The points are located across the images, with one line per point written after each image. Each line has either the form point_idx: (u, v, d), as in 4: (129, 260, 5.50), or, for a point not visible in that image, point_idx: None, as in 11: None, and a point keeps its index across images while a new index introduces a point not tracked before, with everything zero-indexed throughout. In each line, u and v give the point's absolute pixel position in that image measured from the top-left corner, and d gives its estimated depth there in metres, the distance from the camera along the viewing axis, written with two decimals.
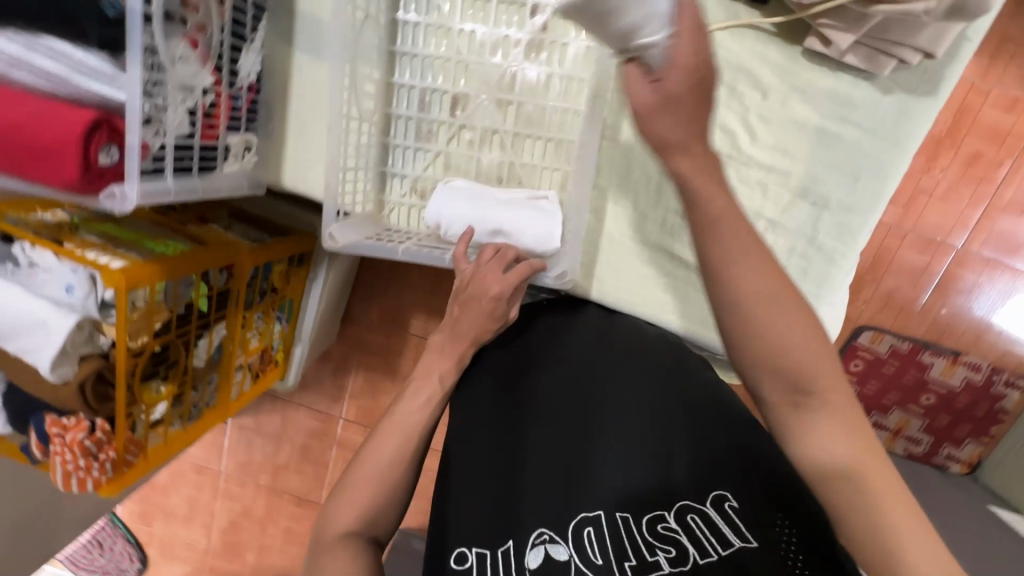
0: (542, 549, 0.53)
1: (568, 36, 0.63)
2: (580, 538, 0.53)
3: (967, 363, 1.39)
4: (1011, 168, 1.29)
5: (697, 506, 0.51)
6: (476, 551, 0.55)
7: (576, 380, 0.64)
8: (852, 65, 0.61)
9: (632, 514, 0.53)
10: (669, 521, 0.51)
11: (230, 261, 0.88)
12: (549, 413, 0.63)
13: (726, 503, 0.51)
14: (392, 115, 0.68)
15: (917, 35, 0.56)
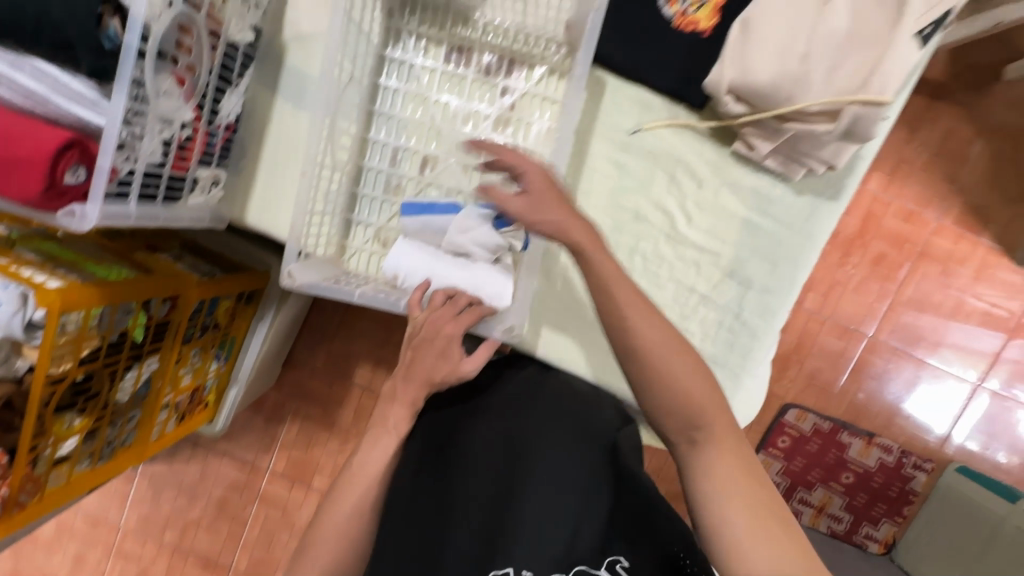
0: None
1: (533, 116, 0.70)
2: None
3: (880, 444, 1.51)
4: (909, 269, 1.47)
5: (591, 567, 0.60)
6: None
7: (509, 441, 0.69)
8: (770, 167, 0.71)
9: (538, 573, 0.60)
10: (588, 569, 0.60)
11: (176, 292, 0.86)
12: (481, 472, 0.68)
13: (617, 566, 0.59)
14: (364, 168, 0.72)
15: (820, 150, 0.66)
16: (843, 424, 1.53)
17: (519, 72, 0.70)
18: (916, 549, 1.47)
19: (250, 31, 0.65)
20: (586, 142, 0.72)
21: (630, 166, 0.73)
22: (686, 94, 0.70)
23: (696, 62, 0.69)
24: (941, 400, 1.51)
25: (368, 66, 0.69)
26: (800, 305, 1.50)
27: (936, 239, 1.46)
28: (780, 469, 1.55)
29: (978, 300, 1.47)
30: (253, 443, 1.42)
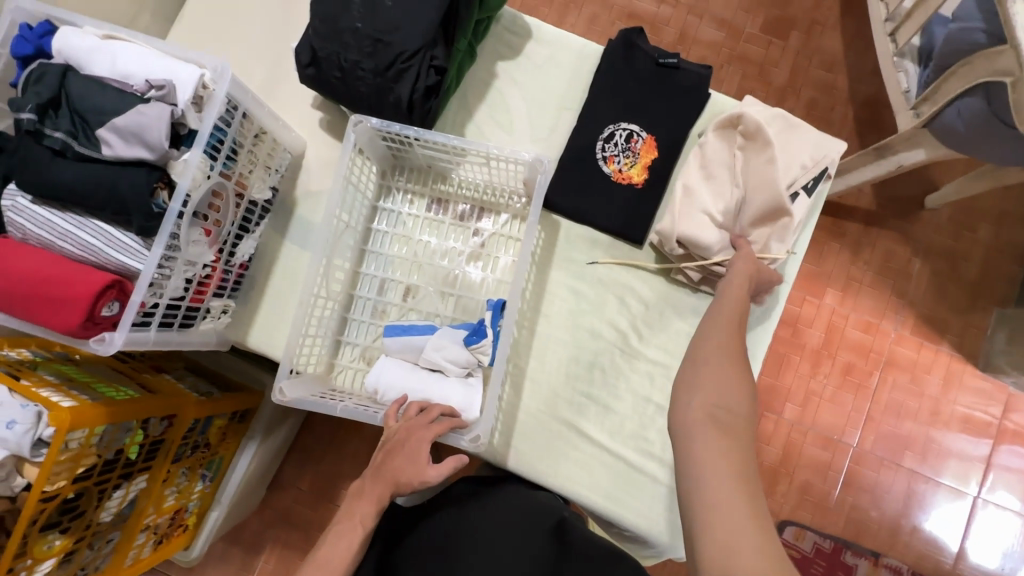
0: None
1: (499, 251, 0.84)
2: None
3: (887, 565, 1.45)
4: (880, 378, 1.53)
5: None
6: None
7: (447, 541, 0.67)
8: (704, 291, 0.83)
9: None
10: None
11: (175, 410, 0.93)
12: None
13: None
14: (355, 296, 0.83)
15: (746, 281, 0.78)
16: (844, 542, 1.48)
17: (488, 217, 0.85)
18: None
19: (269, 190, 0.80)
20: (546, 271, 0.84)
21: (584, 290, 0.84)
22: (627, 235, 0.84)
23: (632, 210, 0.84)
24: (950, 515, 1.49)
25: (363, 214, 0.83)
26: (780, 416, 1.52)
27: (899, 348, 1.54)
28: None
29: (953, 406, 1.52)
30: (228, 575, 1.35)
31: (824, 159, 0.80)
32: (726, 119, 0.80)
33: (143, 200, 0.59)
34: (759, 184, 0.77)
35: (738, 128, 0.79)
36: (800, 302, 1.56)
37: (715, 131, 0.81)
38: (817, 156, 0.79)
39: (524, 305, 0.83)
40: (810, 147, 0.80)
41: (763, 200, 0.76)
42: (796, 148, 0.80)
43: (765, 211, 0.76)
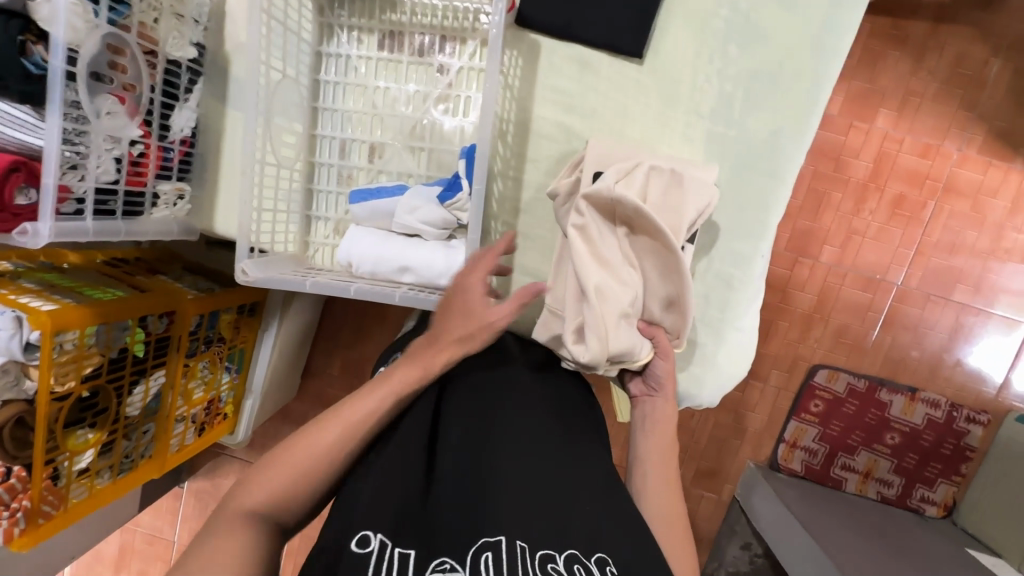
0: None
1: (470, 89, 0.70)
2: (479, 564, 0.48)
3: (925, 399, 1.43)
4: (934, 209, 1.37)
5: (582, 559, 0.51)
6: (381, 538, 0.48)
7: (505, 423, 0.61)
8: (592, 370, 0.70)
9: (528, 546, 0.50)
10: (557, 562, 0.50)
11: (172, 307, 0.91)
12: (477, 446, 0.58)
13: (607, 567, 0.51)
14: (316, 164, 0.74)
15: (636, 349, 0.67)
16: (880, 381, 1.44)
17: (452, 47, 0.70)
18: (979, 510, 1.40)
19: (191, 46, 0.68)
20: (528, 107, 0.71)
21: (575, 127, 0.71)
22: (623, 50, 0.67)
23: (633, 20, 0.67)
24: (996, 343, 1.41)
25: (305, 63, 0.70)
26: (816, 260, 1.41)
27: (960, 172, 1.35)
28: (816, 435, 1.48)
29: (1019, 231, 1.36)
30: None
31: (710, 195, 0.65)
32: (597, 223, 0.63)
33: (14, 60, 0.49)
34: (661, 273, 0.65)
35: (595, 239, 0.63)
36: (845, 129, 1.35)
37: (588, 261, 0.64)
38: (701, 206, 0.64)
39: (506, 152, 0.72)
40: (691, 197, 0.64)
41: (665, 287, 0.66)
42: (674, 205, 0.64)
43: (667, 299, 0.66)
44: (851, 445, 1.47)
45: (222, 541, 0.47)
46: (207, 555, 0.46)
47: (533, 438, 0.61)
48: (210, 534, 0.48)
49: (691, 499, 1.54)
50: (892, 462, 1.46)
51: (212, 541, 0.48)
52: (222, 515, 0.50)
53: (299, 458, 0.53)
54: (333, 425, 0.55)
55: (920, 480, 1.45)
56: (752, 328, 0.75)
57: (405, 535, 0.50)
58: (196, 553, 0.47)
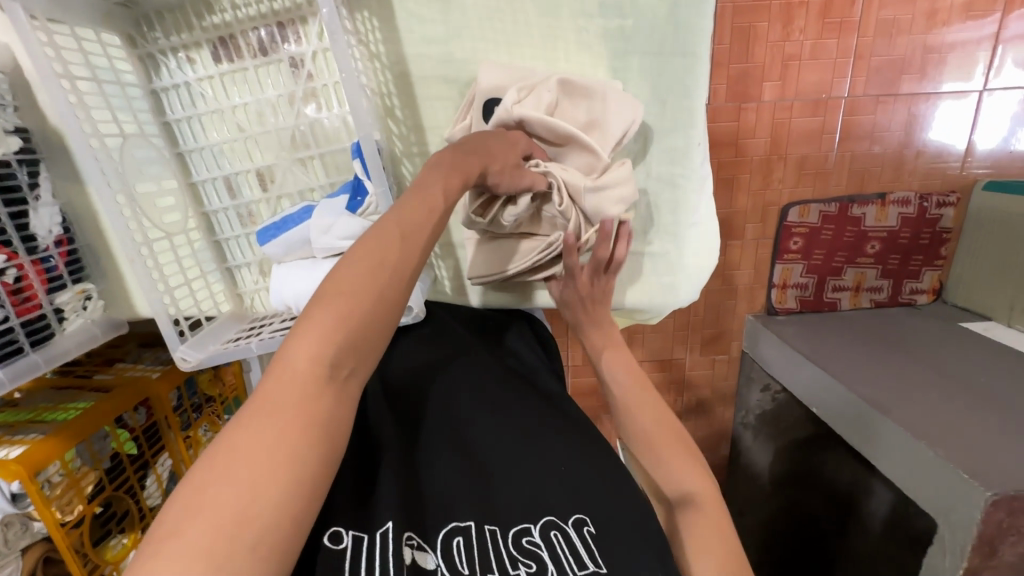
0: (412, 553, 0.47)
1: (335, 73, 0.62)
2: (453, 547, 0.50)
3: (895, 200, 1.44)
4: (864, 4, 1.28)
5: (559, 524, 0.54)
6: (352, 534, 0.47)
7: (471, 398, 0.65)
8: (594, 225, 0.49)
9: (500, 527, 0.53)
10: (534, 535, 0.52)
11: (143, 396, 0.88)
12: (450, 431, 0.61)
13: (584, 527, 0.54)
14: (210, 213, 0.67)
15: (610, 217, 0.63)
16: (850, 199, 1.44)
17: (294, 34, 0.60)
18: (966, 284, 1.48)
19: (12, 137, 0.59)
20: (404, 71, 0.63)
21: (461, 76, 0.63)
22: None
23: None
24: (950, 120, 1.39)
25: (143, 109, 0.61)
26: (760, 101, 1.34)
27: None
28: (802, 269, 1.51)
29: None
30: None
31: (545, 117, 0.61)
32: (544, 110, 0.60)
33: None
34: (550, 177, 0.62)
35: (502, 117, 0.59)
36: None
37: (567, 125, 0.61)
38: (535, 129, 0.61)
39: (402, 127, 0.65)
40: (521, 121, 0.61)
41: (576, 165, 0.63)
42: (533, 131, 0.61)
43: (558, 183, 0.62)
44: (837, 267, 1.51)
45: (281, 413, 0.37)
46: (260, 429, 0.36)
47: (499, 422, 0.63)
48: (260, 407, 0.38)
49: (705, 366, 1.60)
50: (878, 268, 1.51)
51: (256, 410, 0.37)
52: (272, 379, 0.39)
53: (345, 309, 0.41)
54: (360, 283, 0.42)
55: (906, 276, 1.52)
56: (711, 216, 0.72)
57: (377, 519, 0.49)
58: (229, 440, 0.36)
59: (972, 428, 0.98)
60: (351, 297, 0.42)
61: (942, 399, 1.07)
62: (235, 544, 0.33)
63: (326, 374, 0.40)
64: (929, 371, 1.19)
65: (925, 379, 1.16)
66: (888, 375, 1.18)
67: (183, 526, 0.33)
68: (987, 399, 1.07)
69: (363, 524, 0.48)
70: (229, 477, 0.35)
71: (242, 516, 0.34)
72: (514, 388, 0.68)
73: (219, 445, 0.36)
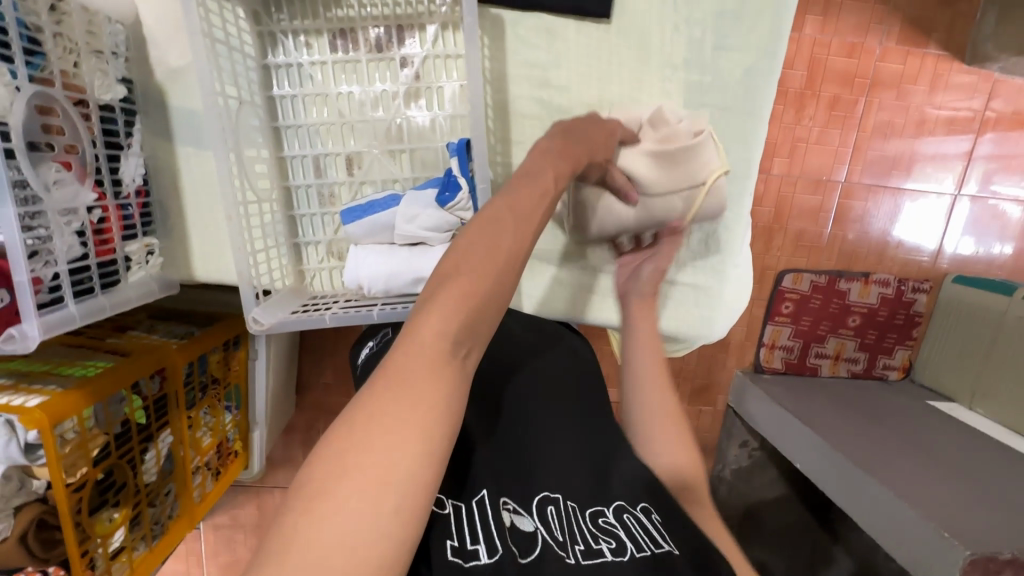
0: (509, 517, 0.50)
1: (441, 78, 0.67)
2: (546, 514, 0.52)
3: (877, 280, 1.57)
4: (865, 104, 1.44)
5: (629, 508, 0.55)
6: (451, 502, 0.47)
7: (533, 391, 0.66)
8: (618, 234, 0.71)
9: (577, 505, 0.55)
10: (608, 517, 0.54)
11: (161, 364, 0.85)
12: (516, 415, 0.62)
13: (651, 515, 0.55)
14: (291, 188, 0.69)
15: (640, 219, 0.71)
16: (838, 273, 1.57)
17: (411, 38, 0.65)
18: (934, 366, 1.61)
19: (119, 84, 0.61)
20: (502, 88, 0.68)
21: (552, 99, 0.69)
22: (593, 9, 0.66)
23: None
24: (928, 217, 1.55)
25: (254, 81, 0.64)
26: (769, 174, 1.47)
27: (884, 65, 1.42)
28: (790, 333, 1.60)
29: (938, 109, 1.46)
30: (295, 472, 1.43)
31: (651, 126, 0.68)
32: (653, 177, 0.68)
33: None
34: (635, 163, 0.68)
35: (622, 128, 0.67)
36: None
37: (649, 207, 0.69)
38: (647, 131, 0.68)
39: (491, 136, 0.70)
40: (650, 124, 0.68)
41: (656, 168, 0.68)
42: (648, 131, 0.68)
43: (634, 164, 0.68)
44: (821, 335, 1.61)
45: (416, 381, 0.35)
46: (400, 394, 0.35)
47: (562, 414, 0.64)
48: (394, 381, 0.35)
49: (691, 416, 1.64)
50: (857, 341, 1.62)
51: (392, 379, 0.35)
52: (400, 351, 0.37)
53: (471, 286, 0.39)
54: (479, 261, 0.41)
55: (881, 351, 1.63)
56: (748, 261, 0.79)
57: (466, 490, 0.50)
58: (369, 405, 0.34)
59: (947, 494, 1.05)
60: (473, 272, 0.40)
61: (918, 466, 1.15)
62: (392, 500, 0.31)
63: (453, 352, 0.38)
64: (904, 440, 1.27)
65: (901, 447, 1.24)
66: (868, 439, 1.26)
67: (335, 480, 0.31)
68: (957, 471, 1.15)
69: (454, 492, 0.49)
70: (375, 436, 0.33)
71: (390, 473, 0.32)
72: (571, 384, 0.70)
73: (357, 409, 0.34)
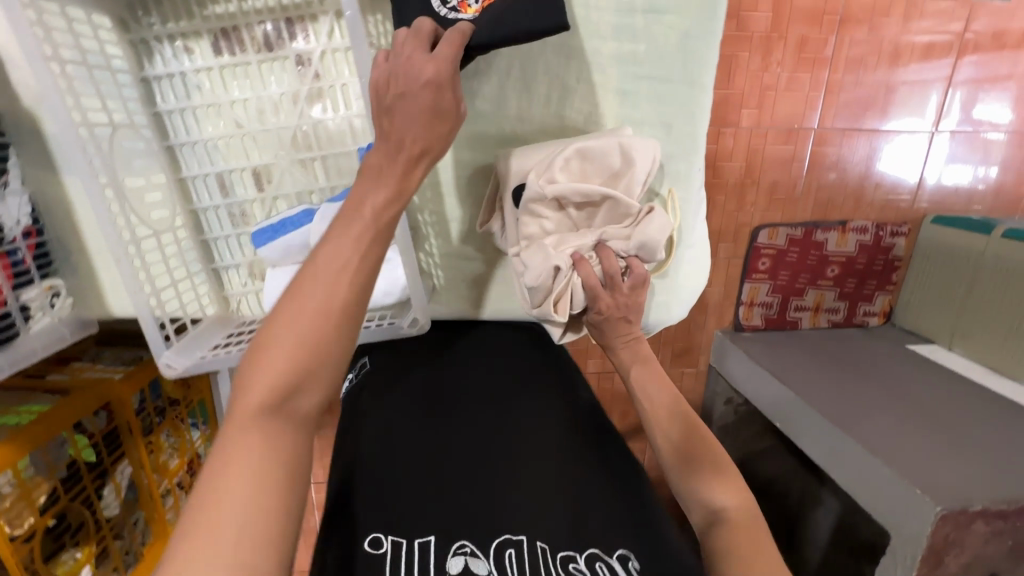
0: (462, 560, 0.48)
1: (344, 75, 0.59)
2: (506, 559, 0.48)
3: (855, 227, 1.53)
4: (836, 43, 1.35)
5: (604, 557, 0.51)
6: (392, 538, 0.49)
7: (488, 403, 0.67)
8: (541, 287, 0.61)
9: (546, 544, 0.50)
10: (579, 563, 0.50)
11: (105, 400, 0.82)
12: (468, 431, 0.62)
13: (629, 562, 0.51)
14: (199, 210, 0.63)
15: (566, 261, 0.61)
16: (814, 224, 1.53)
17: (303, 32, 0.58)
18: (914, 308, 1.59)
19: None
20: None
21: (469, 87, 0.63)
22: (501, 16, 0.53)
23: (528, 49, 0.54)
24: (906, 158, 1.49)
25: (133, 98, 0.58)
26: (737, 127, 1.40)
27: None
28: (769, 289, 1.58)
29: (913, 38, 1.37)
30: None
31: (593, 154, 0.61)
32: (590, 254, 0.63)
33: None
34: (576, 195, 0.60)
35: (574, 171, 0.62)
36: None
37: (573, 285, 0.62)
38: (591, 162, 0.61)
39: None
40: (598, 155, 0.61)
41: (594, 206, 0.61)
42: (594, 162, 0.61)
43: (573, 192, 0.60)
44: (800, 288, 1.58)
45: (246, 448, 0.40)
46: (238, 454, 0.40)
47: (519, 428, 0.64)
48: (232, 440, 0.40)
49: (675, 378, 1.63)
50: (836, 291, 1.59)
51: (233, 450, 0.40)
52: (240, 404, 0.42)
53: (297, 346, 0.43)
54: (297, 309, 0.44)
55: (861, 299, 1.61)
56: (703, 241, 0.75)
57: (417, 527, 0.50)
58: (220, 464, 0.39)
59: (921, 443, 1.06)
60: (298, 326, 0.44)
61: (895, 417, 1.15)
62: (269, 488, 0.39)
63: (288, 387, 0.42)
64: (883, 391, 1.27)
65: (879, 398, 1.24)
66: (848, 393, 1.26)
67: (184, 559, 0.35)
68: (933, 418, 1.15)
69: (399, 528, 0.50)
70: (225, 510, 0.37)
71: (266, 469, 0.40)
72: (530, 389, 0.71)
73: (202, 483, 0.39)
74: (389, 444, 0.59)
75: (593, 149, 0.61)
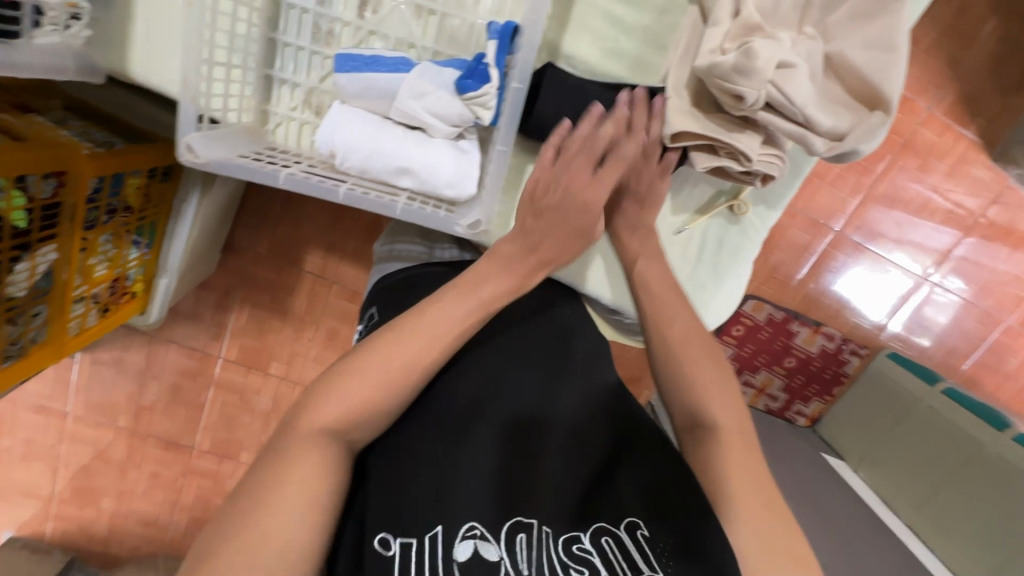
0: (470, 545, 0.48)
1: None
2: (513, 544, 0.50)
3: (826, 330, 1.54)
4: (887, 164, 1.38)
5: (610, 530, 0.53)
6: (401, 540, 0.47)
7: (505, 385, 0.63)
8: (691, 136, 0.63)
9: (551, 531, 0.53)
10: (584, 543, 0.52)
11: (61, 167, 0.70)
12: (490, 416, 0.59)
13: (637, 530, 0.53)
14: (283, 5, 0.54)
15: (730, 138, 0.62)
16: (795, 314, 1.53)
17: None
18: (839, 422, 1.61)
19: None
20: None
21: None
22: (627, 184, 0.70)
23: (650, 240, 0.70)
24: (882, 292, 1.52)
25: None
26: None
27: (922, 130, 1.35)
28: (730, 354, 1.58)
29: (944, 199, 1.41)
30: (197, 332, 1.29)
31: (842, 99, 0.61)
32: (844, 130, 0.59)
33: None
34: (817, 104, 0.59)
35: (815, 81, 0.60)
36: None
37: (823, 152, 0.60)
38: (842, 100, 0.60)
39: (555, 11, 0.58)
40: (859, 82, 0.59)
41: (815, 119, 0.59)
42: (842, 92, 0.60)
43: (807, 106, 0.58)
44: (756, 366, 1.59)
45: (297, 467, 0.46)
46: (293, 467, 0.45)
47: (540, 420, 0.61)
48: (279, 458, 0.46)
49: None
50: (784, 381, 1.61)
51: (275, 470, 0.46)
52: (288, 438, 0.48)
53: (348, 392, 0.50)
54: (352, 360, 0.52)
55: (800, 398, 1.63)
56: (745, 280, 0.81)
57: (429, 517, 0.49)
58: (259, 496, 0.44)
59: (813, 536, 1.13)
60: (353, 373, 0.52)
61: (800, 508, 1.21)
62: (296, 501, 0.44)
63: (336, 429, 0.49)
64: (795, 482, 1.34)
65: (790, 486, 1.31)
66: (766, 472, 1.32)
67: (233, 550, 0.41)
68: (830, 522, 1.23)
69: (414, 521, 0.49)
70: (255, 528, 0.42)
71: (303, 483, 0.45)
72: (559, 375, 0.66)
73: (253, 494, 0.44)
74: (422, 433, 0.56)
75: (856, 91, 0.60)
